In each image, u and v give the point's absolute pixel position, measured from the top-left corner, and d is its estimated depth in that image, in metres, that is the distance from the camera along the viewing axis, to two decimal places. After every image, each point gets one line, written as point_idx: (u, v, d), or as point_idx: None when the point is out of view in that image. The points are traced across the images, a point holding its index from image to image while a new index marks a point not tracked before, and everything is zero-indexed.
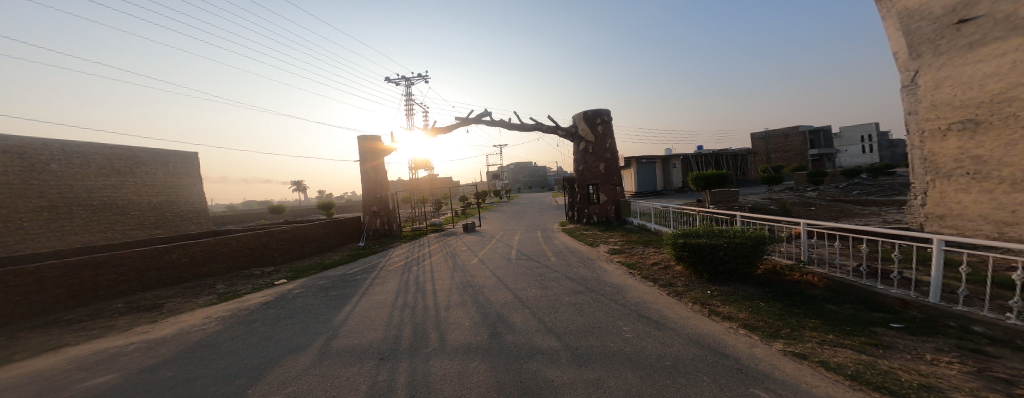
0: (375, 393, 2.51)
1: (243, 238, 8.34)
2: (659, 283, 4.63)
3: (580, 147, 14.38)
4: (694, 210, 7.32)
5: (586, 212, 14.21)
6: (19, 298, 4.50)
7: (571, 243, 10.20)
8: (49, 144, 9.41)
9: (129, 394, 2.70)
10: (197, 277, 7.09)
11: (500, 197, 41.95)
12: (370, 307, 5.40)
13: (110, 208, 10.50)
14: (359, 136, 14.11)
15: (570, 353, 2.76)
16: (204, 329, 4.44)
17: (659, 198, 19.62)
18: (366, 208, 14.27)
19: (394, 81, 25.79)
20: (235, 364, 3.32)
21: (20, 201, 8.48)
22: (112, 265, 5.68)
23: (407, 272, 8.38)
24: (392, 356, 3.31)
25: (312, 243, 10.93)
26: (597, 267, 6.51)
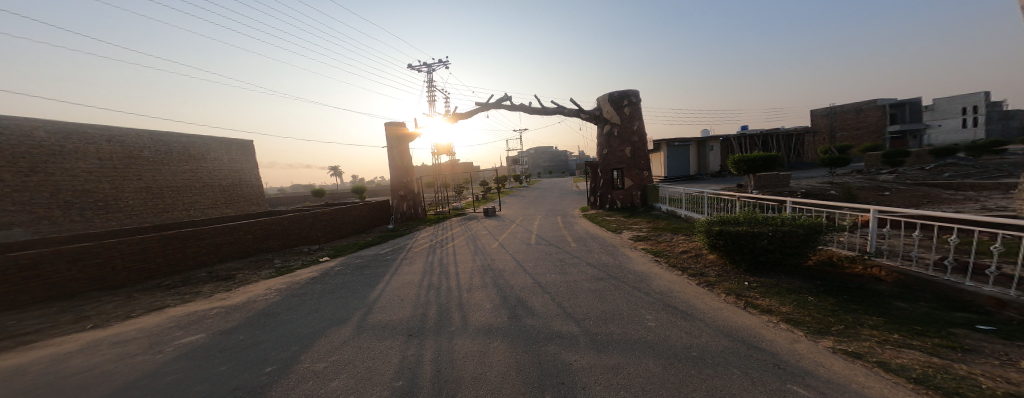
0: (405, 366, 2.76)
1: (294, 217, 9.08)
2: (687, 272, 4.59)
3: (604, 131, 14.01)
4: (733, 195, 7.02)
5: (609, 197, 13.97)
6: (127, 264, 5.34)
7: (591, 229, 10.17)
8: (140, 133, 10.68)
9: (211, 353, 3.16)
10: (260, 251, 7.88)
11: (521, 182, 42.18)
12: (400, 286, 5.78)
13: (192, 189, 11.78)
14: (386, 122, 14.58)
15: (591, 338, 2.87)
16: (266, 299, 5.01)
17: (692, 183, 18.78)
18: (394, 192, 14.87)
19: (418, 69, 26.28)
20: (291, 332, 3.75)
21: (126, 182, 9.76)
22: (198, 238, 6.48)
23: (430, 254, 8.81)
24: (419, 333, 3.58)
25: (349, 224, 11.67)
26: (619, 254, 6.51)
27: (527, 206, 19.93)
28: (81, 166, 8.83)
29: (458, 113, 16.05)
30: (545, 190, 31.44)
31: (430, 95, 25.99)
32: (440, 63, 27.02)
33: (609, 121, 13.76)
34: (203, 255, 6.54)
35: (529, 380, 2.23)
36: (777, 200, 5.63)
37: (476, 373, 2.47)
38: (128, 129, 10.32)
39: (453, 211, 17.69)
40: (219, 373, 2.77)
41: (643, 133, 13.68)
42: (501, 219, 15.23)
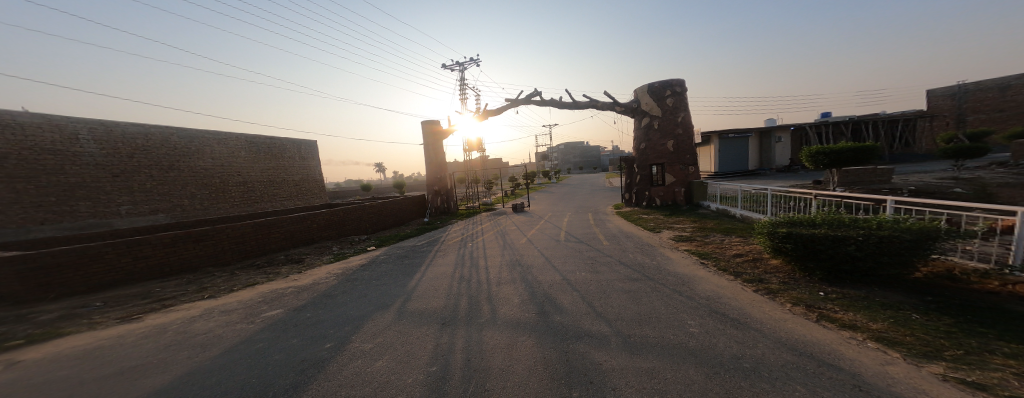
0: (439, 353, 3.13)
1: (348, 209, 10.31)
2: (740, 277, 4.39)
3: (644, 123, 13.51)
4: (808, 192, 6.39)
5: (647, 194, 13.58)
6: (232, 246, 6.81)
7: (626, 228, 10.02)
8: (238, 137, 13.23)
9: (289, 326, 3.88)
10: (322, 238, 9.14)
11: (550, 178, 42.03)
12: (434, 276, 6.27)
13: (274, 183, 14.55)
14: (422, 121, 15.41)
15: (623, 340, 3.01)
16: (328, 281, 5.87)
17: (749, 180, 17.42)
18: (428, 187, 15.71)
19: (451, 69, 27.28)
20: (347, 312, 4.37)
21: (229, 178, 12.41)
22: (278, 225, 7.86)
23: (462, 247, 9.31)
24: (451, 323, 3.96)
25: (391, 217, 12.79)
26: (657, 255, 6.41)
27: (557, 202, 19.97)
28: (189, 164, 11.06)
29: (489, 111, 16.47)
30: (576, 187, 31.03)
31: (462, 94, 26.82)
32: (471, 61, 27.62)
33: (649, 114, 13.28)
34: (283, 239, 7.98)
35: (556, 377, 2.45)
36: (868, 198, 4.99)
37: (503, 366, 2.74)
38: (220, 133, 12.54)
39: (484, 206, 18.25)
40: (294, 343, 3.41)
41: (688, 125, 13.01)
42: (530, 214, 15.54)
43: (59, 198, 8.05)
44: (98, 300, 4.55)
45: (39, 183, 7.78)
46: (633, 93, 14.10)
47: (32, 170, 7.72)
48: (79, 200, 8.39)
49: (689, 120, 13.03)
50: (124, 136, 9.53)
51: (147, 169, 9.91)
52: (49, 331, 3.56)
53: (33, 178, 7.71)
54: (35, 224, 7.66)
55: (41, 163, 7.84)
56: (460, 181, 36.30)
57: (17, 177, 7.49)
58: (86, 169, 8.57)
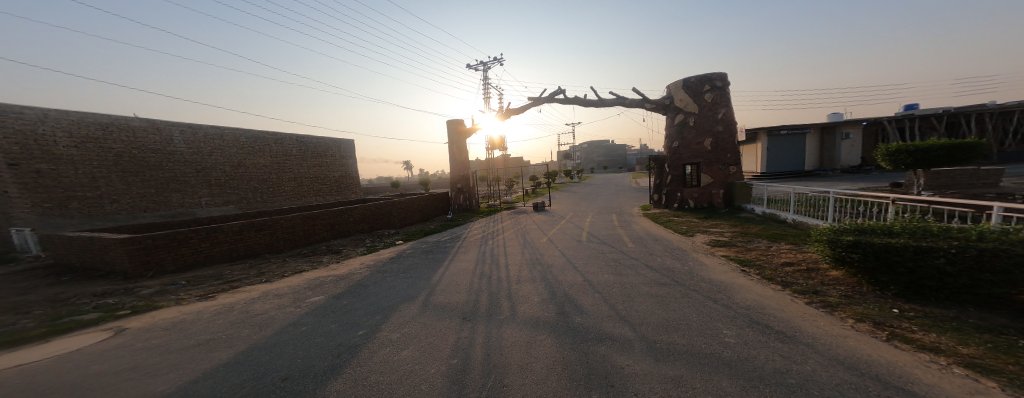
0: (458, 346, 3.32)
1: (380, 204, 11.53)
2: (790, 287, 4.07)
3: (678, 120, 12.99)
4: (884, 195, 5.74)
5: (680, 195, 13.07)
6: (286, 235, 8.38)
7: (653, 230, 9.76)
8: (290, 137, 14.98)
9: (326, 313, 4.31)
10: (356, 231, 10.53)
11: (572, 177, 41.58)
12: (456, 272, 6.55)
13: (319, 179, 16.33)
14: (448, 120, 15.88)
15: (648, 345, 3.02)
16: (360, 272, 6.43)
17: (803, 182, 15.98)
18: (453, 185, 16.15)
19: (476, 69, 27.72)
20: (377, 301, 4.75)
21: (282, 175, 14.36)
22: (320, 217, 9.34)
23: (483, 245, 9.56)
24: (472, 318, 4.15)
25: (417, 213, 13.72)
26: (689, 260, 6.20)
27: (579, 202, 19.78)
28: (249, 163, 12.99)
29: (511, 110, 16.71)
30: (600, 187, 30.46)
31: (486, 93, 27.18)
32: (494, 61, 28.17)
33: (684, 110, 12.75)
34: (324, 231, 9.43)
35: (575, 378, 2.53)
36: (958, 201, 4.37)
37: (522, 363, 2.87)
38: (272, 133, 14.15)
39: (503, 204, 18.46)
40: (331, 329, 3.79)
41: (729, 122, 12.29)
42: (551, 214, 15.58)
43: (157, 190, 10.20)
44: (182, 279, 5.95)
45: (144, 177, 9.92)
46: (666, 89, 13.62)
47: (139, 165, 9.84)
48: (171, 192, 10.54)
49: (730, 116, 12.31)
50: (204, 137, 11.59)
51: (221, 165, 11.92)
52: (147, 304, 4.77)
53: (140, 172, 9.84)
54: (142, 211, 9.83)
55: (145, 160, 9.98)
56: (482, 179, 37.05)
57: (130, 171, 9.61)
58: (176, 166, 10.67)
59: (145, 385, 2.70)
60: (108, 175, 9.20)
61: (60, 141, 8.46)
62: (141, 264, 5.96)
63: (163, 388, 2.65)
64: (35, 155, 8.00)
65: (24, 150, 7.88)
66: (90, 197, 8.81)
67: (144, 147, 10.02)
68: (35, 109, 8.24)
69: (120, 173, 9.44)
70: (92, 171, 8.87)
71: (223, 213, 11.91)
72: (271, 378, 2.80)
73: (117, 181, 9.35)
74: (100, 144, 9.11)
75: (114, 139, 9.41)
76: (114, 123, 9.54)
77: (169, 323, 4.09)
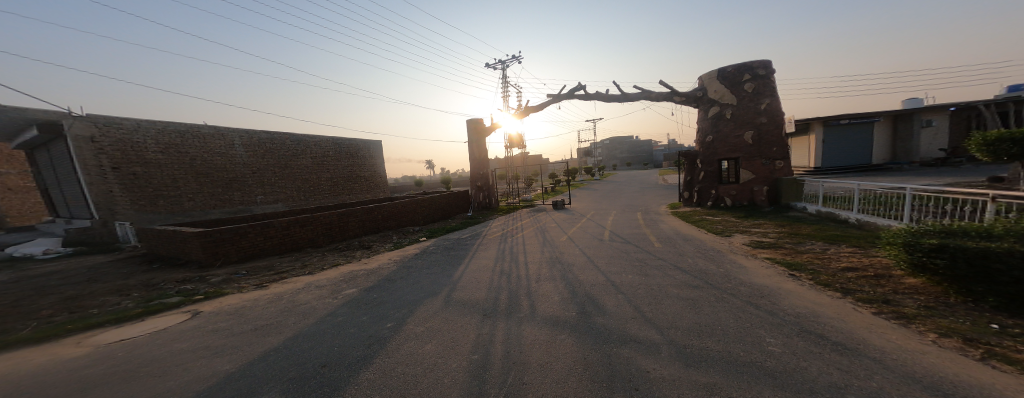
0: (480, 342, 3.42)
1: (406, 202, 12.13)
2: (854, 295, 3.68)
3: (714, 112, 12.32)
4: (980, 192, 4.94)
5: (714, 192, 12.42)
6: (325, 231, 9.17)
7: (682, 230, 9.39)
8: (325, 139, 16.04)
9: (359, 307, 4.64)
10: (385, 228, 11.16)
11: (592, 174, 40.74)
12: (477, 269, 6.72)
13: (351, 179, 17.31)
14: (469, 119, 16.16)
15: (678, 350, 2.94)
16: (387, 269, 6.81)
17: (865, 177, 14.28)
18: (472, 183, 16.38)
19: (495, 67, 27.90)
20: (403, 297, 5.04)
21: (318, 175, 15.44)
22: (353, 215, 10.03)
23: (502, 242, 9.69)
24: (492, 314, 4.25)
25: (439, 210, 14.19)
26: (725, 262, 5.88)
27: (601, 200, 19.45)
28: (293, 164, 14.36)
29: (530, 107, 16.73)
30: (622, 184, 29.68)
31: (504, 91, 27.30)
32: (512, 59, 28.27)
33: (719, 102, 12.09)
34: (357, 228, 10.12)
35: (597, 380, 2.54)
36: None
37: (542, 362, 2.90)
38: (311, 136, 15.28)
39: (522, 202, 18.55)
40: (362, 322, 4.09)
41: (774, 113, 11.39)
42: (571, 212, 15.49)
43: (222, 190, 11.71)
44: (242, 269, 6.91)
45: (213, 178, 11.46)
46: (700, 80, 13.02)
47: (209, 168, 11.34)
48: (232, 191, 12.03)
49: (776, 107, 11.40)
50: (258, 141, 13.01)
51: (269, 167, 13.28)
52: (216, 290, 5.61)
53: (210, 174, 11.36)
54: (210, 208, 11.35)
55: (213, 163, 11.48)
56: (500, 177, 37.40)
57: (201, 173, 11.13)
58: (236, 168, 12.14)
59: (211, 364, 3.11)
60: (186, 177, 10.75)
61: (150, 147, 10.08)
62: (212, 255, 7.03)
63: (226, 368, 3.05)
64: (130, 159, 9.60)
65: (125, 156, 9.50)
66: (173, 196, 10.40)
67: (212, 151, 11.49)
68: (133, 120, 9.87)
69: (195, 175, 10.96)
70: (173, 173, 10.40)
71: (273, 210, 13.25)
72: (312, 364, 3.07)
73: (191, 182, 10.86)
74: (179, 149, 10.67)
75: (189, 145, 10.94)
76: (189, 131, 11.09)
77: (232, 309, 4.67)
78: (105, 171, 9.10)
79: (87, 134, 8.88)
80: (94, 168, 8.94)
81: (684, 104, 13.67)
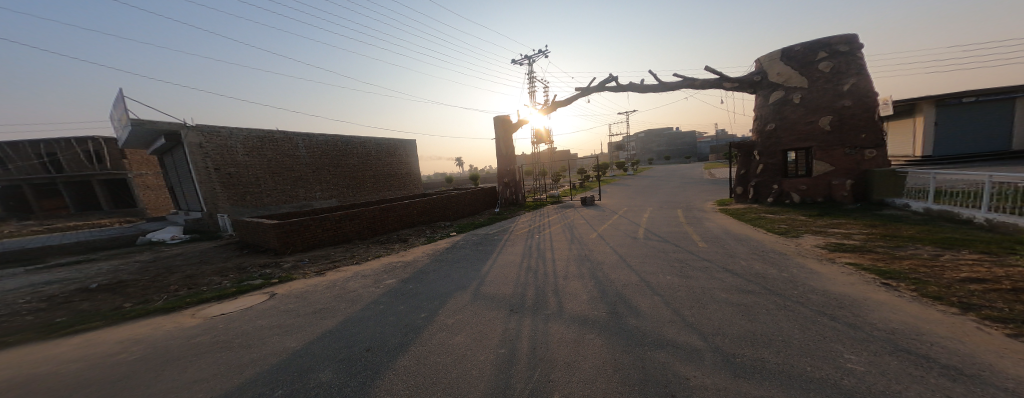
0: (507, 337, 3.53)
1: (439, 198, 12.75)
2: (976, 312, 3.11)
3: (777, 97, 10.93)
4: None
5: (776, 187, 11.07)
6: (369, 224, 10.09)
7: (733, 229, 8.62)
8: (369, 140, 17.38)
9: (397, 298, 5.09)
10: (420, 222, 11.90)
11: (625, 169, 38.85)
12: (504, 264, 6.92)
13: (391, 176, 18.59)
14: (496, 115, 16.30)
15: (725, 358, 2.75)
16: (419, 262, 7.28)
17: (984, 167, 11.66)
18: (499, 179, 16.54)
19: (520, 63, 27.83)
20: (435, 290, 5.39)
21: (363, 173, 16.84)
22: (392, 210, 10.86)
23: (529, 238, 9.75)
24: (519, 310, 4.35)
25: (469, 206, 14.71)
26: (789, 267, 5.26)
27: (635, 196, 18.62)
28: (344, 163, 15.86)
29: (557, 102, 16.46)
30: (659, 179, 28.08)
31: (531, 86, 27.13)
32: (539, 53, 28.07)
33: (785, 85, 10.74)
34: (396, 222, 10.96)
35: (628, 383, 2.51)
36: None
37: (569, 360, 2.93)
38: (357, 138, 16.68)
39: (549, 199, 18.42)
40: (399, 312, 4.49)
41: (860, 95, 9.66)
42: (602, 208, 15.09)
43: (290, 187, 13.54)
44: (305, 257, 8.01)
45: (284, 177, 13.34)
46: (759, 63, 11.74)
47: (281, 168, 13.25)
48: (298, 188, 13.82)
49: (864, 86, 9.66)
50: (316, 143, 14.72)
51: (323, 167, 14.87)
52: (285, 276, 6.54)
53: (282, 173, 13.25)
54: (281, 203, 13.22)
55: (283, 163, 13.35)
56: (527, 173, 37.40)
57: (275, 172, 13.03)
58: (300, 167, 13.93)
59: (280, 344, 3.65)
60: (264, 175, 12.68)
61: (240, 150, 12.10)
62: (284, 244, 8.21)
63: (292, 346, 3.59)
64: (226, 161, 11.67)
65: (221, 158, 11.54)
66: (255, 191, 12.41)
67: (281, 153, 13.34)
68: (227, 128, 11.91)
69: (271, 173, 12.88)
70: (255, 172, 12.40)
71: (329, 205, 14.88)
72: (357, 348, 3.46)
73: (268, 180, 12.80)
74: (259, 152, 12.60)
75: (267, 148, 12.86)
76: (268, 135, 13.01)
77: (298, 293, 5.56)
78: (209, 171, 11.23)
79: (197, 140, 11.07)
80: (203, 168, 11.23)
81: (736, 90, 12.35)
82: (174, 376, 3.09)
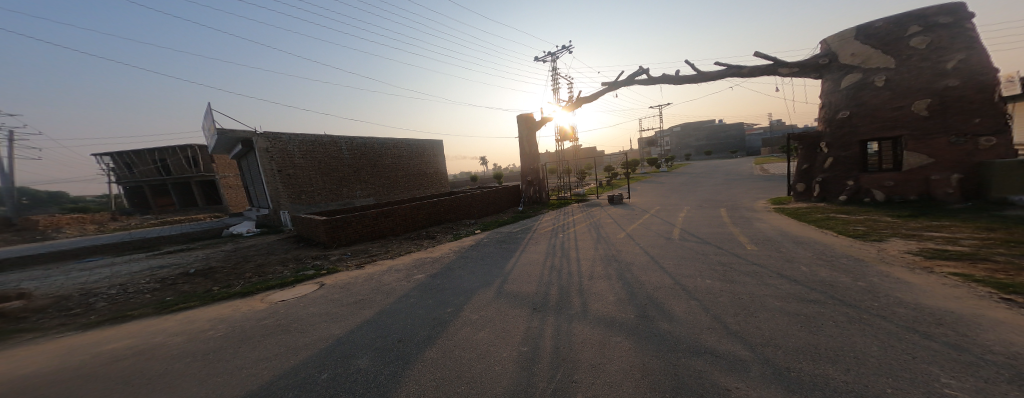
0: (530, 335, 3.57)
1: (465, 196, 13.14)
2: None
3: (851, 81, 9.05)
4: None
5: (851, 183, 9.10)
6: (401, 220, 10.72)
7: (789, 229, 7.77)
8: (402, 141, 18.39)
9: (426, 292, 5.38)
10: (447, 219, 12.36)
11: (658, 165, 36.92)
12: (527, 262, 6.97)
13: (422, 176, 19.52)
14: (520, 114, 16.32)
15: (776, 372, 2.48)
16: (446, 258, 7.59)
17: None
18: (523, 178, 16.54)
19: (545, 60, 27.72)
20: (462, 285, 5.60)
21: (397, 172, 17.88)
22: (422, 207, 11.40)
23: (553, 237, 9.67)
24: (542, 309, 4.36)
25: (494, 204, 14.97)
26: (869, 276, 4.54)
27: (670, 194, 17.61)
28: (380, 164, 16.92)
29: (581, 99, 16.15)
30: (697, 176, 26.29)
31: (555, 83, 26.78)
32: (564, 50, 27.86)
33: (861, 67, 8.87)
34: (425, 219, 11.51)
35: (658, 388, 2.42)
36: None
37: (594, 362, 2.90)
38: (391, 140, 17.69)
39: (574, 197, 18.02)
40: (429, 305, 4.75)
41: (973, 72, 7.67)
42: (632, 207, 14.50)
43: (336, 186, 14.82)
44: (347, 250, 8.74)
45: (331, 177, 14.64)
46: (827, 42, 9.95)
47: (329, 168, 14.57)
48: (343, 187, 15.07)
49: (980, 62, 7.63)
50: (357, 145, 15.90)
51: (363, 167, 16.04)
52: (332, 268, 7.23)
53: (329, 173, 14.55)
54: (330, 201, 14.54)
55: (330, 164, 14.64)
56: (552, 171, 37.10)
57: (324, 173, 14.35)
58: (344, 168, 15.16)
59: (325, 330, 4.06)
60: (315, 176, 14.04)
61: (296, 153, 13.51)
62: (331, 238, 9.05)
63: (336, 333, 3.97)
64: (286, 163, 13.10)
65: (281, 161, 12.97)
66: (309, 190, 13.82)
67: (329, 155, 14.64)
68: (286, 134, 13.32)
69: (320, 174, 14.21)
70: (308, 173, 13.80)
71: (368, 203, 16.09)
72: (391, 338, 3.73)
73: (319, 180, 14.18)
74: (311, 154, 13.99)
75: (317, 151, 14.19)
76: (318, 139, 14.34)
77: (342, 284, 6.11)
78: (273, 173, 12.71)
79: (265, 145, 12.56)
80: (269, 170, 12.75)
81: (795, 76, 10.54)
82: (245, 352, 3.57)
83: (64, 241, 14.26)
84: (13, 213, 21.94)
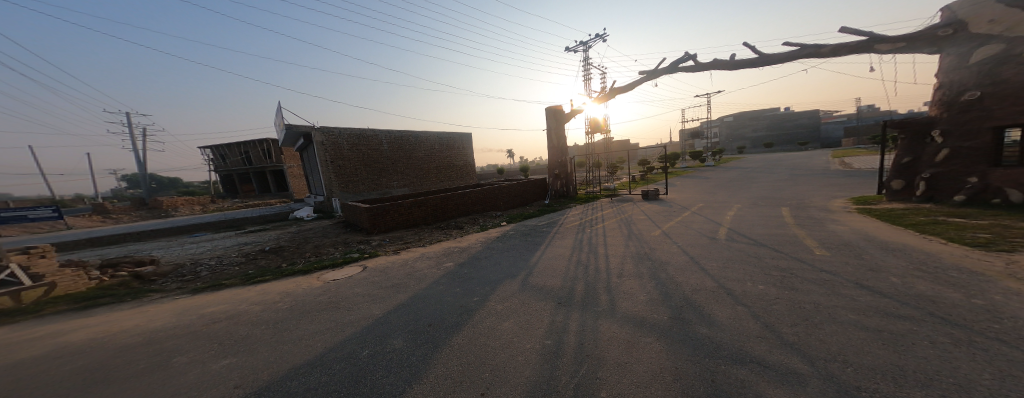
0: (553, 328, 3.38)
1: (492, 188, 13.16)
2: None
3: (987, 49, 7.10)
4: None
5: (974, 180, 7.21)
6: (431, 210, 11.03)
7: (876, 232, 6.46)
8: (434, 135, 18.98)
9: (453, 280, 5.43)
10: (475, 211, 12.49)
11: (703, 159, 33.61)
12: (553, 256, 6.73)
13: (452, 168, 20.03)
14: (547, 106, 15.83)
15: (843, 389, 2.00)
16: (472, 248, 7.67)
17: None
18: (550, 171, 16.10)
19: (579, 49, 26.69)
20: (487, 275, 5.59)
21: (429, 165, 18.54)
22: (450, 199, 11.64)
23: (580, 232, 9.26)
24: (567, 304, 4.11)
25: (521, 197, 14.83)
26: (990, 292, 3.55)
27: (716, 190, 15.93)
28: (415, 156, 17.69)
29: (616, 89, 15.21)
30: (751, 170, 23.44)
31: (589, 74, 25.73)
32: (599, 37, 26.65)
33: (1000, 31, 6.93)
34: (452, 210, 11.75)
35: (691, 394, 2.11)
36: None
37: (620, 360, 2.62)
38: (425, 133, 18.38)
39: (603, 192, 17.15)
40: (454, 293, 4.78)
41: None
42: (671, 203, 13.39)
43: (376, 176, 15.79)
44: (383, 237, 9.26)
45: (372, 168, 15.62)
46: (951, 5, 7.95)
47: (370, 160, 15.56)
48: (382, 177, 16.03)
49: None
50: (396, 138, 16.75)
51: (399, 159, 16.84)
52: (371, 252, 7.70)
53: (371, 164, 15.55)
54: (370, 190, 15.52)
55: (372, 156, 15.63)
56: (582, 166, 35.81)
57: (366, 164, 15.35)
58: (383, 160, 16.10)
59: (360, 310, 4.27)
60: (359, 167, 15.08)
61: (344, 145, 14.60)
62: (370, 224, 9.65)
63: (367, 313, 4.17)
64: (336, 154, 14.24)
65: (332, 152, 14.10)
66: (354, 179, 14.86)
67: (371, 148, 15.65)
68: (338, 128, 14.46)
69: (363, 165, 15.24)
70: (354, 164, 14.87)
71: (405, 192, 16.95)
72: (415, 322, 3.81)
73: (363, 170, 15.23)
74: (357, 147, 15.06)
75: (361, 143, 15.23)
76: (363, 133, 15.37)
77: (378, 267, 6.45)
78: (325, 163, 13.86)
79: (320, 139, 13.77)
80: (323, 160, 13.99)
81: (900, 49, 8.61)
82: (290, 323, 3.92)
83: (173, 219, 17.16)
84: (144, 195, 27.03)
